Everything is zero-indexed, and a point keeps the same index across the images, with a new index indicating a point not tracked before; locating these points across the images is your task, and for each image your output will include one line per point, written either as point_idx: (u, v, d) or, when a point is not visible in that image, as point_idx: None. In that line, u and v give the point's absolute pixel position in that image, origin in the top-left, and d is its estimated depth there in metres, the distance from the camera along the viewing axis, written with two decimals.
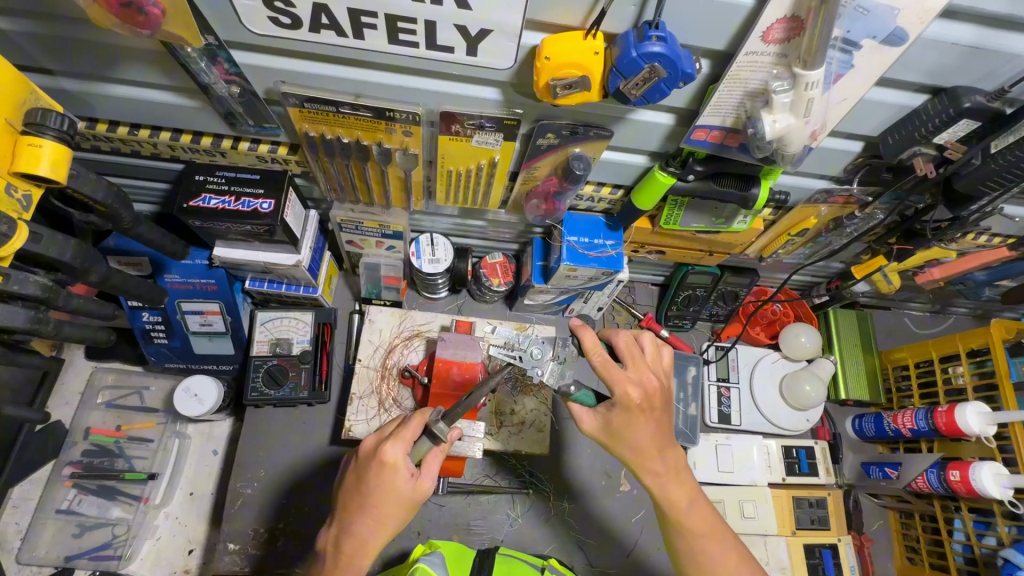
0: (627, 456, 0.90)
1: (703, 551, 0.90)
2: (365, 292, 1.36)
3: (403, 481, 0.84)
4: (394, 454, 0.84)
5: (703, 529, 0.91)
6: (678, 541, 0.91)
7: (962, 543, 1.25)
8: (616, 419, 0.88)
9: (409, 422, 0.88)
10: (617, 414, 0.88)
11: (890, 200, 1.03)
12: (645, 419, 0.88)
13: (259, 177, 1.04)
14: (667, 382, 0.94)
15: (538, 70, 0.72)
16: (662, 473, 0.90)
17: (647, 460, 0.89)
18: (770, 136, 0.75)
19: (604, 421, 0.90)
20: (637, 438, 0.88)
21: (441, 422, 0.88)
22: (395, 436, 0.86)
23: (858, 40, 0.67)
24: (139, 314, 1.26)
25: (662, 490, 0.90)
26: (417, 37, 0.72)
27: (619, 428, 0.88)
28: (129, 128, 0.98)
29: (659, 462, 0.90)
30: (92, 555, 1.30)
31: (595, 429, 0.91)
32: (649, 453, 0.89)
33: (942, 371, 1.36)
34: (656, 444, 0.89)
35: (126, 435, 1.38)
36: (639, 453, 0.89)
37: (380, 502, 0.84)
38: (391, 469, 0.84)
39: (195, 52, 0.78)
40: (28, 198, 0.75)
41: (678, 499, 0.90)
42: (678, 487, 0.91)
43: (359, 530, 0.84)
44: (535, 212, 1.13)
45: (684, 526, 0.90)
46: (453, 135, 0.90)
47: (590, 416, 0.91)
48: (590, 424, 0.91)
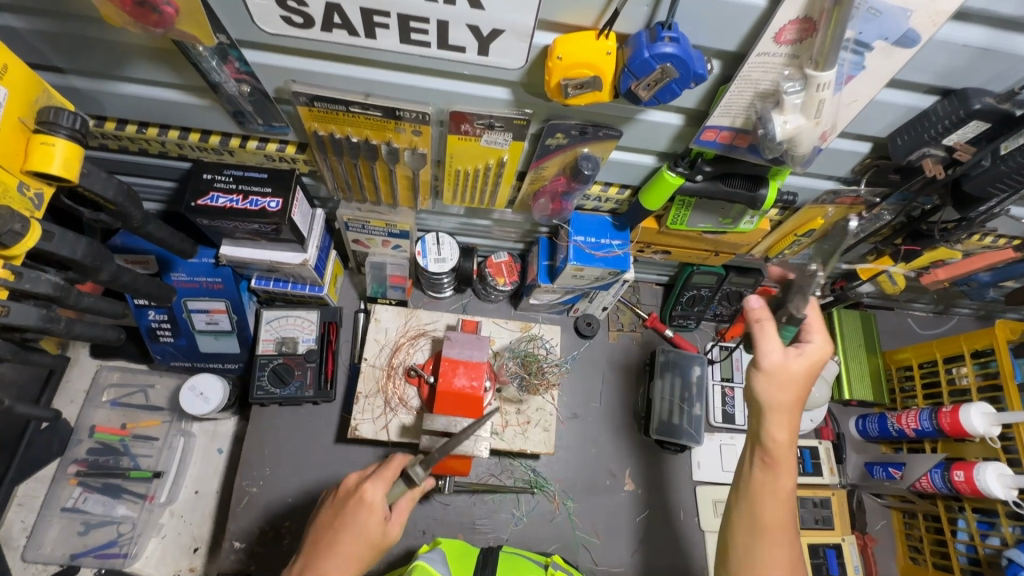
0: (766, 402, 0.88)
1: (776, 529, 0.88)
2: (370, 291, 1.35)
3: (375, 523, 0.86)
4: (373, 494, 0.88)
5: (788, 506, 0.89)
6: (763, 503, 0.89)
7: (965, 543, 1.25)
8: (795, 363, 0.87)
9: (391, 462, 0.92)
10: (801, 364, 0.87)
11: (897, 202, 1.03)
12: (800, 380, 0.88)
13: (268, 176, 1.04)
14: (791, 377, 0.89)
15: (550, 70, 0.72)
16: (782, 441, 0.88)
17: (783, 418, 0.88)
18: (781, 137, 0.75)
19: (785, 358, 0.87)
20: (789, 393, 0.87)
21: (419, 465, 0.90)
22: (376, 475, 0.90)
23: (870, 42, 0.67)
24: (145, 312, 1.27)
25: (775, 452, 0.89)
26: (429, 37, 0.72)
27: (781, 378, 0.87)
28: (137, 127, 0.98)
29: (793, 425, 0.89)
30: (98, 553, 1.30)
31: (772, 359, 0.87)
32: (790, 407, 0.88)
33: (946, 372, 1.36)
34: (797, 403, 0.88)
35: (131, 434, 1.38)
36: (778, 403, 0.88)
37: (351, 541, 0.85)
38: (367, 507, 0.87)
39: (206, 50, 0.78)
40: (41, 196, 0.75)
41: (784, 481, 0.89)
42: (790, 454, 0.89)
43: (325, 569, 0.84)
44: (541, 212, 1.12)
45: (779, 493, 0.89)
46: (462, 135, 0.91)
47: (774, 344, 0.88)
48: (773, 355, 0.88)
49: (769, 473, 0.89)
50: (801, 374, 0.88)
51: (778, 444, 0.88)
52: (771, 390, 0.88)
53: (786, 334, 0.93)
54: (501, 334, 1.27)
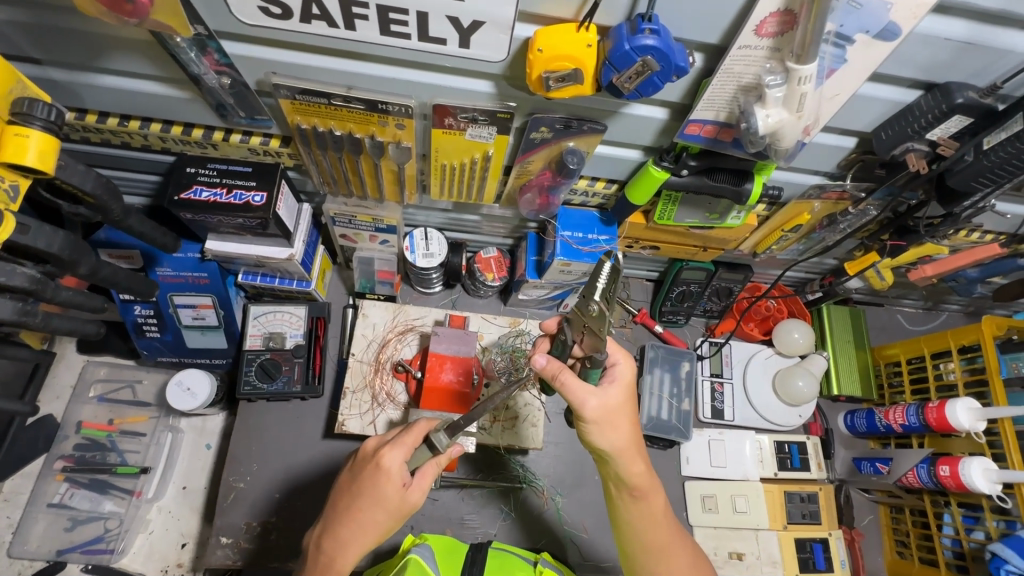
0: (612, 448, 0.84)
1: (661, 547, 0.89)
2: (358, 286, 1.35)
3: (393, 490, 0.84)
4: (391, 461, 0.84)
5: (668, 520, 0.91)
6: (640, 529, 0.89)
7: (950, 538, 1.26)
8: (616, 395, 0.83)
9: (412, 428, 0.88)
10: (617, 392, 0.83)
11: (883, 197, 1.03)
12: (618, 421, 0.83)
13: (252, 170, 1.03)
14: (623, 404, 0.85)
15: (531, 62, 0.71)
16: (640, 472, 0.86)
17: (633, 452, 0.85)
18: (763, 132, 0.75)
19: (605, 400, 0.82)
20: (620, 432, 0.84)
21: (442, 432, 0.85)
22: (396, 442, 0.86)
23: (851, 35, 0.67)
24: (131, 307, 1.26)
25: (642, 483, 0.87)
26: (409, 29, 0.72)
27: (612, 418, 0.83)
28: (119, 120, 0.97)
29: (643, 453, 0.87)
30: (85, 549, 1.30)
31: (595, 410, 0.81)
32: (634, 442, 0.86)
33: (934, 368, 1.37)
34: (636, 440, 0.86)
35: (118, 429, 1.38)
36: (626, 443, 0.84)
37: (369, 508, 0.84)
38: (385, 475, 0.84)
39: (184, 42, 0.77)
40: (16, 189, 0.74)
41: (656, 504, 0.89)
42: (653, 479, 0.88)
43: (344, 535, 0.85)
44: (528, 207, 1.12)
45: (653, 516, 0.89)
46: (446, 129, 0.90)
47: (593, 394, 0.81)
48: (593, 401, 0.81)
49: (642, 503, 0.88)
50: (623, 401, 0.84)
51: (636, 476, 0.86)
52: (603, 436, 0.83)
53: (591, 376, 0.83)
54: (489, 329, 1.26)
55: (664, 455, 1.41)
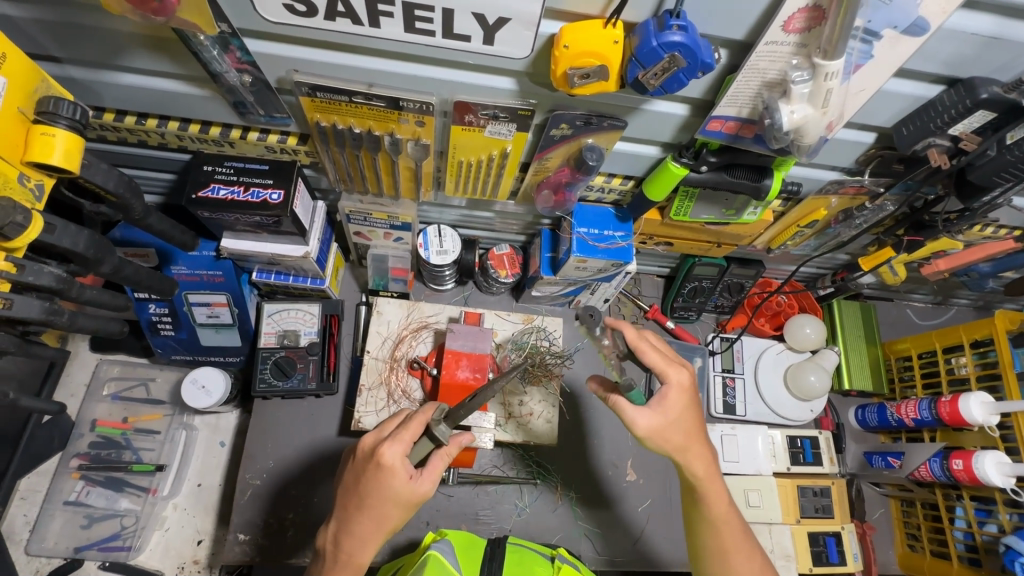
0: (674, 447, 0.87)
1: (733, 543, 0.91)
2: (372, 283, 1.35)
3: (402, 483, 0.84)
4: (392, 457, 0.84)
5: (733, 525, 0.91)
6: (705, 535, 0.92)
7: (963, 531, 1.27)
8: (670, 408, 0.85)
9: (409, 423, 0.88)
10: (670, 406, 0.85)
11: (900, 192, 1.03)
12: (686, 413, 0.86)
13: (269, 168, 1.03)
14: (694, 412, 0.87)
15: (557, 59, 0.71)
16: (703, 469, 0.88)
17: (696, 451, 0.88)
18: (787, 127, 0.76)
19: (661, 413, 0.85)
20: (676, 434, 0.86)
21: (443, 423, 0.89)
22: (394, 437, 0.86)
23: (879, 30, 0.67)
24: (145, 306, 1.26)
25: (702, 480, 0.89)
26: (435, 26, 0.71)
27: (670, 419, 0.85)
28: (136, 118, 0.97)
29: (707, 455, 0.88)
30: (102, 546, 1.30)
31: (647, 425, 0.84)
32: (695, 438, 0.87)
33: (945, 362, 1.37)
34: (699, 434, 0.88)
35: (133, 427, 1.39)
36: (688, 440, 0.87)
37: (380, 504, 0.85)
38: (388, 471, 0.84)
39: (207, 40, 0.77)
40: (41, 188, 0.74)
41: (719, 497, 0.90)
42: (717, 480, 0.90)
43: (359, 531, 0.86)
44: (545, 204, 1.11)
45: (715, 520, 0.91)
46: (466, 126, 0.90)
47: (644, 411, 0.84)
48: (643, 418, 0.84)
49: (703, 506, 0.91)
50: (676, 411, 0.85)
51: (699, 479, 0.89)
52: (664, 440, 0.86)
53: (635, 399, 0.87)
54: (503, 326, 1.26)
55: None
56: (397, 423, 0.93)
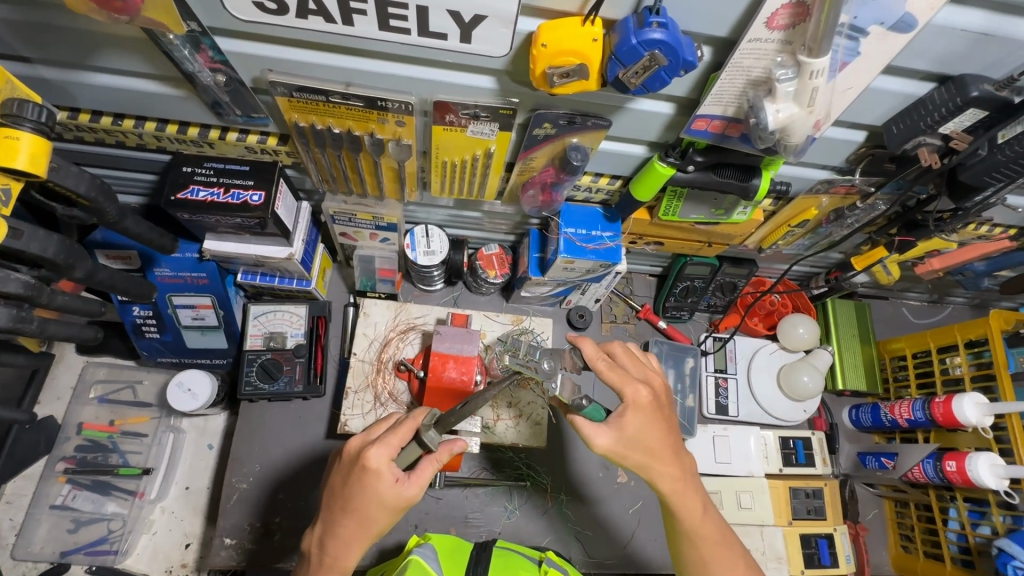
0: (640, 465, 0.86)
1: (713, 553, 0.90)
2: (359, 284, 1.33)
3: (387, 487, 0.82)
4: (377, 460, 0.82)
5: (711, 536, 0.90)
6: (685, 547, 0.91)
7: (956, 533, 1.26)
8: (630, 424, 0.84)
9: (399, 427, 0.86)
10: (630, 421, 0.84)
11: (892, 191, 1.01)
12: (656, 423, 0.85)
13: (249, 169, 1.01)
14: (662, 429, 0.86)
15: (534, 58, 0.69)
16: (674, 479, 0.87)
17: (661, 468, 0.86)
18: (773, 127, 0.73)
19: (619, 432, 0.84)
20: (641, 450, 0.85)
21: (432, 430, 0.86)
22: (381, 440, 0.84)
23: (865, 27, 0.65)
24: (129, 308, 1.24)
25: (673, 491, 0.87)
26: (410, 23, 0.69)
27: (633, 438, 0.84)
28: (112, 119, 0.95)
29: (674, 471, 0.87)
30: (88, 550, 1.29)
31: (607, 444, 0.83)
32: (662, 455, 0.86)
33: (940, 362, 1.36)
34: (669, 449, 0.86)
35: (119, 430, 1.37)
36: (653, 456, 0.85)
37: (365, 508, 0.83)
38: (374, 475, 0.82)
39: (178, 39, 0.75)
40: (9, 193, 0.72)
41: (694, 506, 0.89)
42: (690, 493, 0.89)
43: (344, 534, 0.85)
44: (531, 204, 1.10)
45: (691, 534, 0.90)
46: (447, 125, 0.88)
47: (603, 430, 0.83)
48: (602, 438, 0.83)
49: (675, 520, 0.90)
50: (636, 427, 0.84)
51: (667, 494, 0.87)
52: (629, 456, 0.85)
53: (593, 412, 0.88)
54: (492, 327, 1.26)
55: None
56: (386, 426, 0.91)
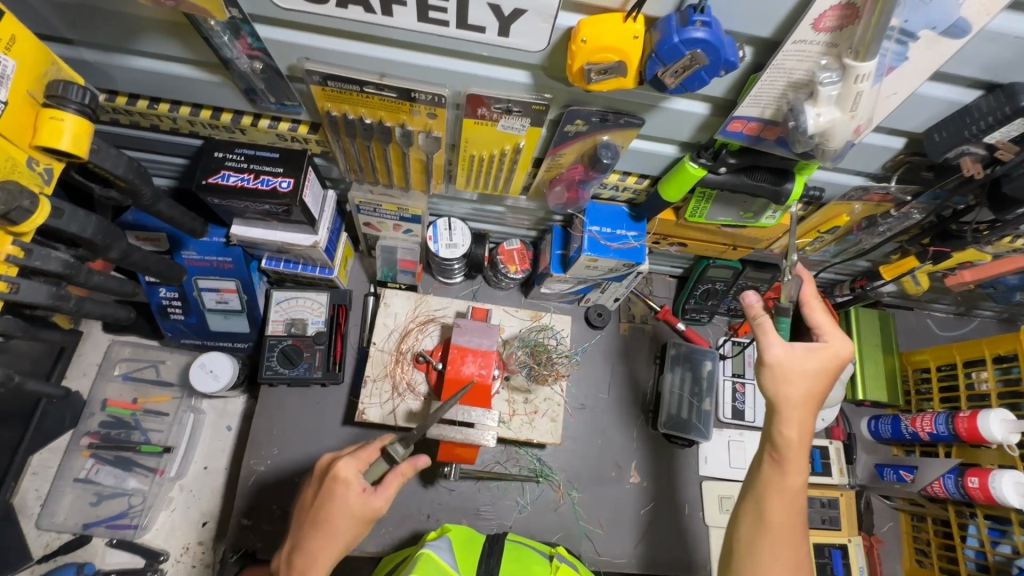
0: (778, 394, 0.89)
1: (780, 528, 0.88)
2: (380, 274, 1.34)
3: (356, 496, 0.88)
4: (346, 471, 0.90)
5: (798, 504, 0.90)
6: (771, 500, 0.89)
7: (974, 549, 1.24)
8: (807, 358, 0.89)
9: (368, 445, 0.94)
10: (809, 359, 0.89)
11: (929, 200, 0.99)
12: (823, 376, 0.90)
13: (280, 156, 1.02)
14: (822, 385, 0.90)
15: (573, 54, 0.69)
16: (793, 438, 0.89)
17: (800, 415, 0.89)
18: (812, 131, 0.72)
19: (790, 350, 0.89)
20: (798, 387, 0.88)
21: (398, 444, 0.91)
22: (352, 455, 0.92)
23: (916, 32, 0.63)
24: (156, 289, 1.26)
25: (789, 450, 0.89)
26: (449, 16, 0.69)
27: (800, 368, 0.89)
28: (148, 102, 0.97)
29: (805, 422, 0.89)
30: (110, 523, 1.33)
31: (774, 353, 0.89)
32: (806, 404, 0.89)
33: (965, 376, 1.33)
34: (815, 400, 0.89)
35: (142, 408, 1.40)
36: (802, 403, 0.89)
37: (334, 518, 0.88)
38: (343, 484, 0.89)
39: (218, 25, 0.75)
40: (50, 172, 0.74)
41: (795, 477, 0.89)
42: (803, 453, 0.90)
43: (312, 545, 0.88)
44: (557, 200, 1.09)
45: (788, 490, 0.89)
46: (479, 119, 0.88)
47: (778, 341, 0.89)
48: (777, 348, 0.89)
49: (781, 471, 0.89)
50: (810, 368, 0.89)
51: (790, 441, 0.89)
52: (778, 383, 0.89)
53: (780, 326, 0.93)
54: (511, 322, 1.26)
55: (683, 454, 1.39)
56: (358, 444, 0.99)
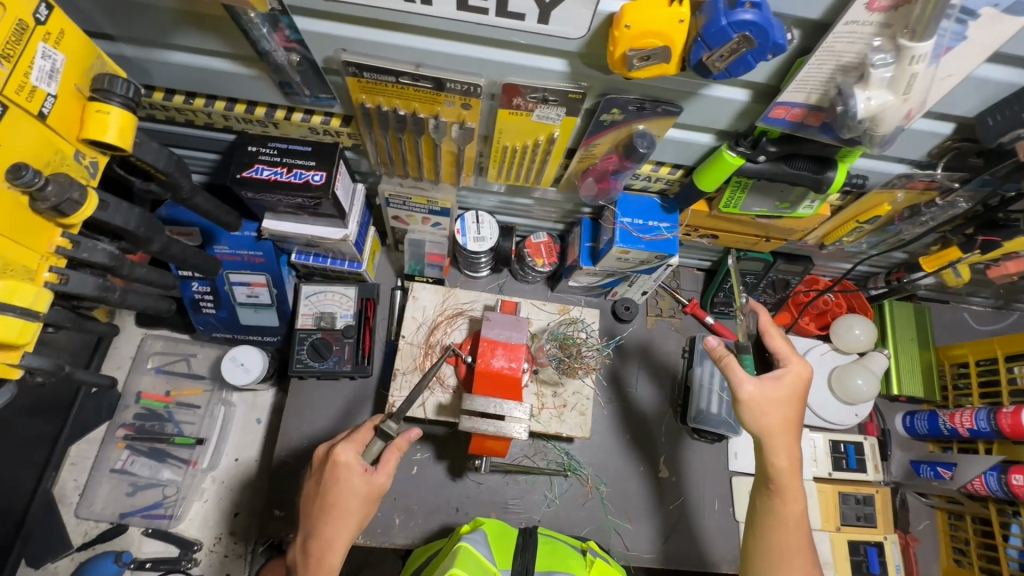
0: (762, 428, 0.95)
1: (788, 552, 0.92)
2: (408, 268, 1.34)
3: (358, 477, 0.92)
4: (346, 455, 0.93)
5: (803, 528, 0.94)
6: (772, 529, 0.94)
7: (1016, 549, 1.20)
8: (776, 387, 0.95)
9: (360, 429, 0.98)
10: (777, 388, 0.95)
11: (977, 188, 0.95)
12: (792, 402, 0.96)
13: (312, 149, 1.02)
14: (795, 411, 0.96)
15: (615, 39, 0.67)
16: (785, 466, 0.94)
17: (783, 442, 0.94)
18: (862, 116, 0.70)
19: (762, 384, 0.95)
20: (776, 416, 0.94)
21: (390, 422, 0.95)
22: (346, 440, 0.95)
23: (977, 9, 0.61)
24: (189, 283, 1.28)
25: (782, 478, 0.94)
26: (488, 3, 0.69)
27: (772, 399, 0.95)
28: (184, 97, 0.98)
29: (792, 448, 0.94)
30: (145, 513, 1.36)
31: (749, 391, 0.94)
32: (786, 432, 0.95)
33: (1007, 372, 1.29)
34: (793, 427, 0.95)
35: (175, 401, 1.43)
36: (780, 431, 0.94)
37: (342, 501, 0.91)
38: (345, 468, 0.92)
39: (258, 17, 0.76)
40: (96, 165, 0.74)
41: (792, 503, 0.94)
42: (796, 480, 0.94)
43: (327, 531, 0.92)
44: (588, 192, 1.08)
45: (787, 518, 0.94)
46: (514, 109, 0.87)
47: (751, 378, 0.95)
48: (748, 385, 0.94)
49: (778, 501, 0.95)
50: (778, 395, 0.95)
51: (782, 470, 0.94)
52: (760, 417, 0.95)
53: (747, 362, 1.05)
54: (539, 315, 1.25)
55: (712, 449, 1.37)
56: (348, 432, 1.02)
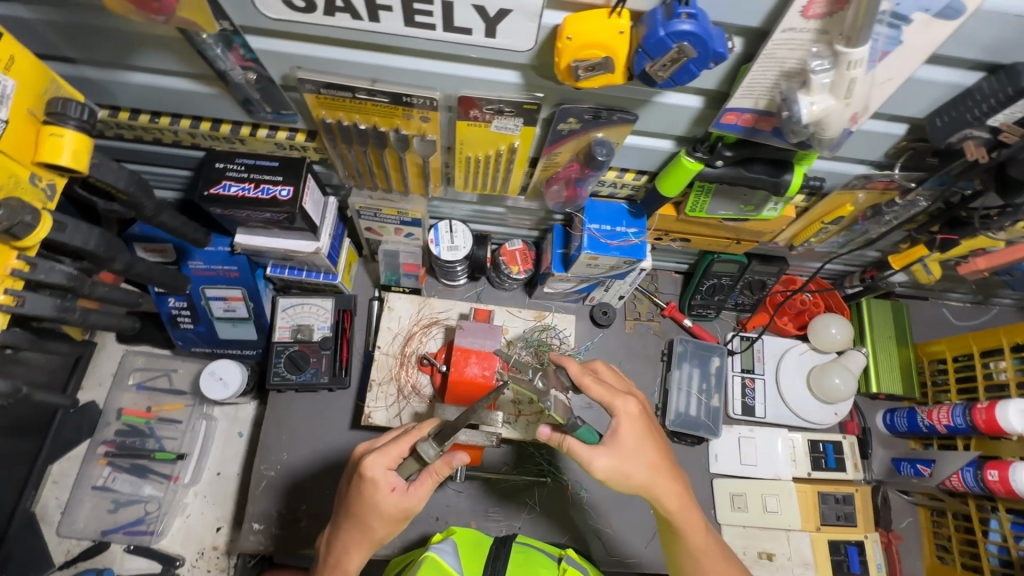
0: (640, 484, 0.87)
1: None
2: (384, 279, 1.35)
3: (385, 495, 0.87)
4: (374, 469, 0.87)
5: (717, 556, 0.91)
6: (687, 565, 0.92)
7: (997, 545, 1.20)
8: (622, 444, 0.86)
9: (400, 440, 0.89)
10: (617, 443, 0.86)
11: (935, 187, 0.96)
12: (647, 442, 0.88)
13: (279, 164, 1.03)
14: (654, 449, 0.88)
15: (560, 52, 0.68)
16: (676, 507, 0.89)
17: (664, 486, 0.88)
18: (806, 120, 0.71)
19: (616, 450, 0.86)
20: (639, 466, 0.87)
21: (429, 443, 0.86)
22: (380, 450, 0.89)
23: (909, 15, 0.62)
24: (165, 299, 1.29)
25: (679, 519, 0.90)
26: (434, 19, 0.70)
27: (626, 454, 0.86)
28: (150, 116, 0.99)
29: (673, 487, 0.89)
30: (127, 530, 1.36)
31: (604, 466, 0.85)
32: (660, 473, 0.88)
33: (983, 367, 1.30)
34: (665, 464, 0.89)
35: (156, 417, 1.43)
36: (651, 481, 0.87)
37: (366, 514, 0.88)
38: (371, 483, 0.87)
39: (211, 38, 0.77)
40: (53, 187, 0.75)
41: (697, 538, 0.90)
42: (693, 515, 0.90)
43: (347, 537, 0.91)
44: (555, 199, 1.10)
45: (698, 554, 0.91)
46: (472, 121, 0.88)
47: (599, 452, 0.86)
48: (601, 460, 0.85)
49: (685, 540, 0.91)
50: (628, 442, 0.87)
51: (673, 513, 0.89)
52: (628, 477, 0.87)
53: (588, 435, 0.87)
54: (515, 322, 1.26)
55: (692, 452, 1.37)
56: (392, 434, 0.96)
